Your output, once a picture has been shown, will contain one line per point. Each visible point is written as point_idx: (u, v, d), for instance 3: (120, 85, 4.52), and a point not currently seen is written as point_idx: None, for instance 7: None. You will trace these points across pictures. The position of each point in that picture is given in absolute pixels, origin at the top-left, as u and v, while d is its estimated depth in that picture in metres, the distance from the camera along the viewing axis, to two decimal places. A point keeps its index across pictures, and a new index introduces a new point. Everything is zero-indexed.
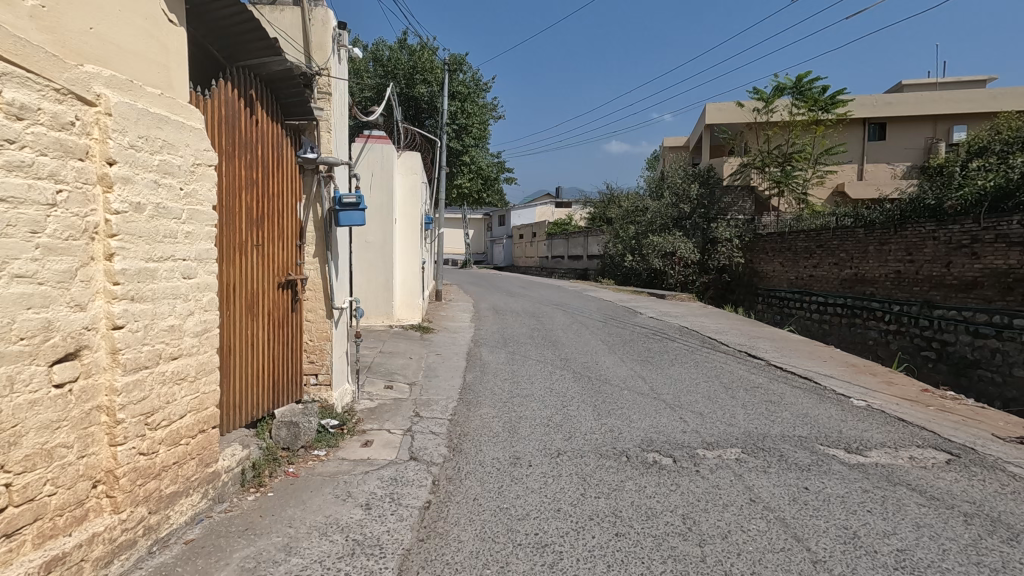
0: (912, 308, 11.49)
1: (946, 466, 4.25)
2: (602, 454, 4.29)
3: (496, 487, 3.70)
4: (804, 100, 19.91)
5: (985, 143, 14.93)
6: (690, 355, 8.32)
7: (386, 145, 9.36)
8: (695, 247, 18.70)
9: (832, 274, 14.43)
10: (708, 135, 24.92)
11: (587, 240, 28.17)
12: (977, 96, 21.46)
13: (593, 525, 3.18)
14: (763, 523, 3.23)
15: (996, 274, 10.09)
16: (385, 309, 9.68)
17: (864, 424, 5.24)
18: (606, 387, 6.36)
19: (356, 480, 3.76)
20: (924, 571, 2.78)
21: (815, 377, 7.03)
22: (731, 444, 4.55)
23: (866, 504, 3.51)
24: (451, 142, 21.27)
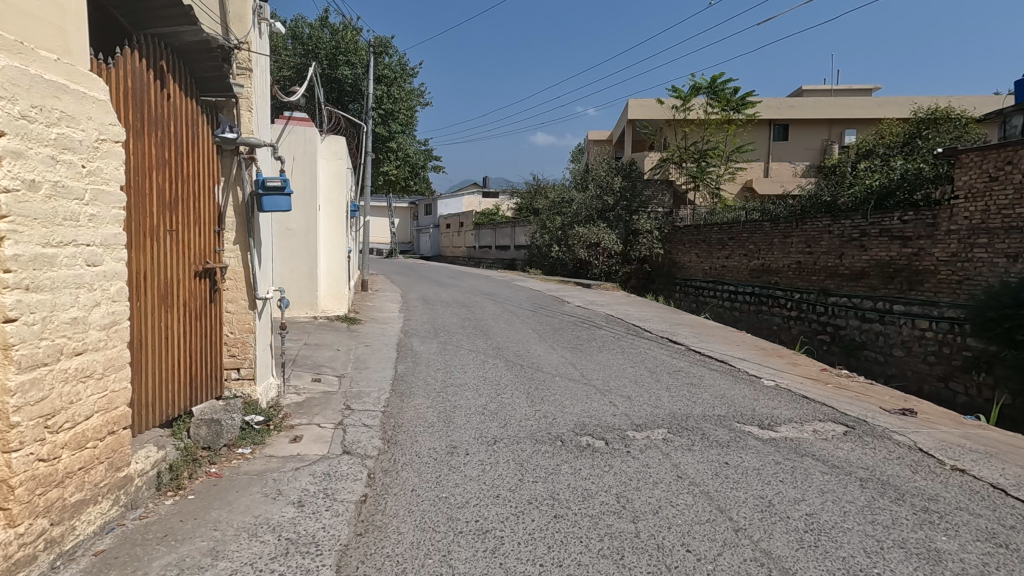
0: (811, 296, 12.56)
1: (844, 437, 4.71)
2: (537, 440, 4.37)
3: (433, 477, 3.67)
4: (718, 100, 21.10)
5: (871, 146, 16.51)
6: (616, 341, 8.64)
7: (308, 128, 8.92)
8: (618, 238, 19.35)
9: (741, 265, 15.43)
10: (630, 130, 25.83)
11: (514, 230, 28.39)
12: (865, 104, 23.65)
13: (532, 509, 3.24)
14: (690, 497, 3.43)
15: (880, 264, 11.26)
16: (309, 299, 9.26)
17: (773, 401, 5.69)
18: (539, 374, 6.48)
19: (286, 478, 3.60)
20: (830, 531, 3.07)
21: (730, 360, 7.53)
22: (658, 425, 4.78)
23: (779, 474, 3.83)
24: (376, 128, 20.66)
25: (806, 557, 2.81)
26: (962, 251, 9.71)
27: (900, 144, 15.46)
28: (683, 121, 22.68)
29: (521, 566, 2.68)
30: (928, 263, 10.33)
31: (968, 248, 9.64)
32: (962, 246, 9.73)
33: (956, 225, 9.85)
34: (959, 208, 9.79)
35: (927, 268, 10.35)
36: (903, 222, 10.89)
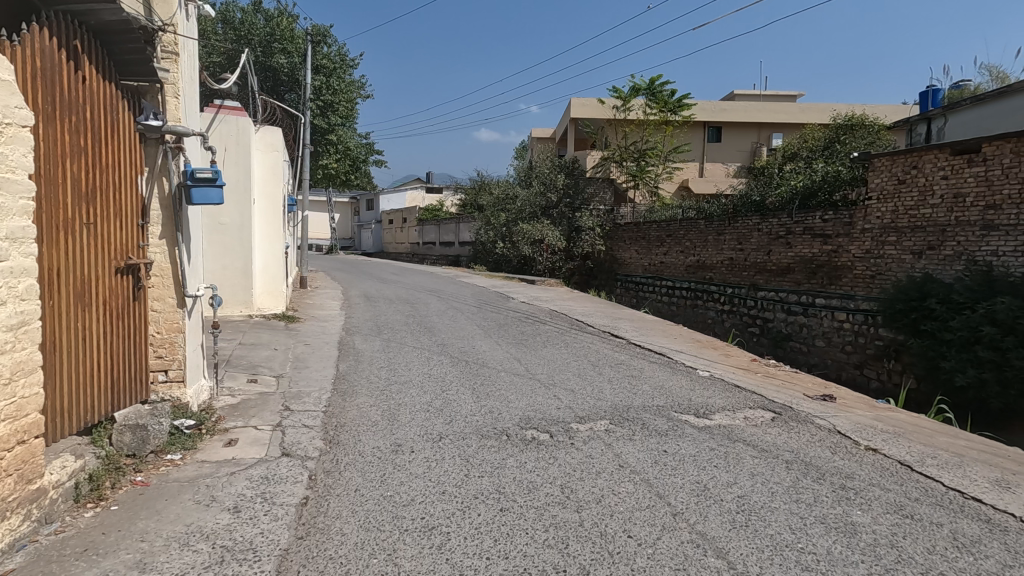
0: (741, 290, 13.21)
1: (771, 422, 5.01)
2: (483, 435, 4.38)
3: (377, 476, 3.61)
4: (656, 101, 21.77)
5: (795, 149, 17.53)
6: (560, 336, 8.78)
7: (242, 117, 8.50)
8: (561, 235, 19.63)
9: (678, 261, 16.02)
10: (573, 128, 26.26)
11: (458, 226, 28.24)
12: (789, 109, 25.09)
13: (478, 503, 3.25)
14: (631, 485, 3.55)
15: (804, 260, 12.00)
16: (243, 297, 8.86)
17: (708, 391, 5.97)
18: (484, 370, 6.49)
19: (220, 483, 3.44)
20: (759, 511, 3.26)
21: (669, 352, 7.82)
22: (601, 416, 4.91)
23: (714, 460, 4.02)
24: (315, 120, 19.99)
25: (738, 537, 2.97)
26: (875, 248, 10.51)
27: (821, 148, 16.50)
28: (623, 120, 23.27)
29: (467, 561, 2.69)
30: (845, 259, 11.12)
31: (879, 245, 10.44)
32: (875, 244, 10.52)
33: (869, 224, 10.64)
34: (872, 208, 10.58)
35: (845, 264, 11.14)
36: (824, 221, 11.64)
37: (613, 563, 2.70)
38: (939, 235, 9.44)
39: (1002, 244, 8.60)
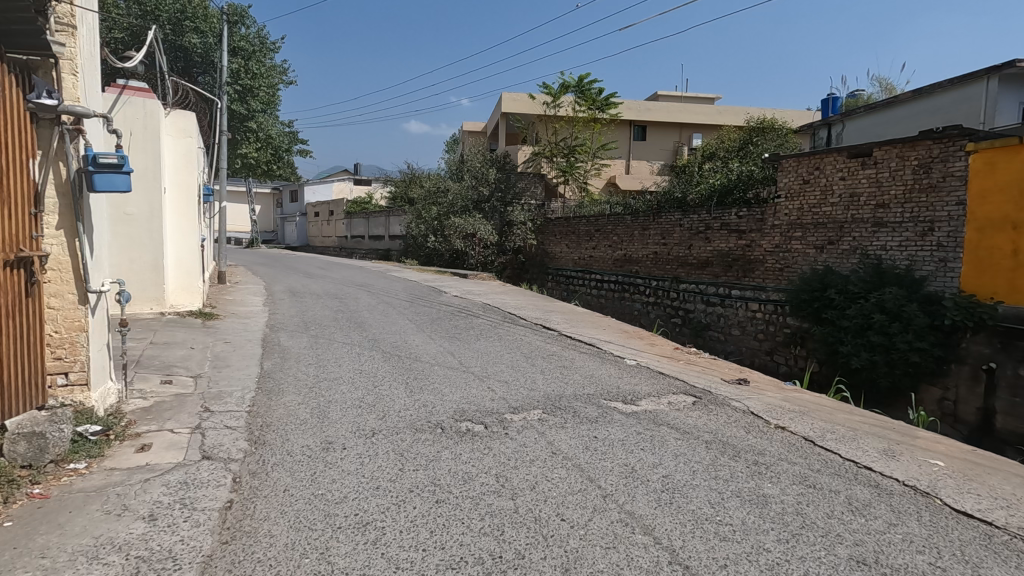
0: (665, 283, 13.84)
1: (692, 406, 5.32)
2: (417, 429, 4.35)
3: (307, 475, 3.51)
4: (584, 99, 22.27)
5: (714, 149, 18.51)
6: (493, 329, 8.83)
7: (149, 99, 7.88)
8: (493, 229, 19.71)
9: (606, 255, 16.55)
10: (504, 122, 26.39)
11: (388, 220, 27.69)
12: (707, 111, 26.49)
13: (414, 496, 3.24)
14: (564, 470, 3.66)
15: (722, 254, 12.74)
16: (154, 293, 8.30)
17: (635, 378, 6.24)
18: (417, 364, 6.43)
19: (133, 491, 3.22)
20: (682, 489, 3.47)
21: (597, 343, 8.08)
22: (533, 406, 5.01)
23: (641, 443, 4.22)
24: (232, 105, 18.87)
25: (663, 514, 3.15)
26: (783, 243, 11.35)
27: (736, 149, 17.54)
28: (553, 117, 23.64)
29: (404, 554, 2.68)
30: (757, 253, 11.93)
31: (787, 240, 11.28)
32: (783, 239, 11.35)
33: (778, 221, 11.47)
34: (781, 206, 11.41)
35: (757, 258, 11.94)
36: (738, 217, 12.40)
37: (548, 546, 2.78)
38: (838, 230, 10.37)
39: (890, 240, 9.55)
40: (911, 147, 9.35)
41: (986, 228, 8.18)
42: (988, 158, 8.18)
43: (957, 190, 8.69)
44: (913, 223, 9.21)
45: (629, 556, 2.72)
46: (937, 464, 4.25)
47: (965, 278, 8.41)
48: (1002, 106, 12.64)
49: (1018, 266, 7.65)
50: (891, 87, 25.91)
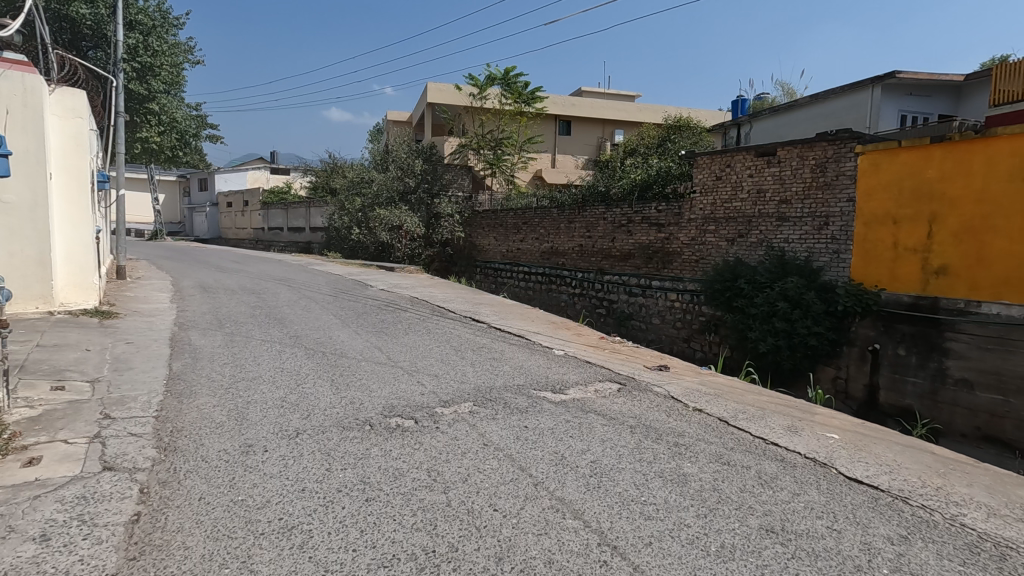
0: (590, 275, 14.26)
1: (618, 392, 5.53)
2: (344, 427, 4.22)
3: (225, 481, 3.30)
4: (511, 92, 22.37)
5: (635, 145, 19.18)
6: (422, 323, 8.71)
7: (30, 75, 7.03)
8: (420, 221, 19.40)
9: (533, 248, 16.75)
10: (430, 113, 25.97)
11: (309, 211, 26.55)
12: (628, 108, 27.43)
13: (342, 496, 3.15)
14: (495, 461, 3.69)
15: (643, 247, 13.27)
16: (40, 290, 7.51)
17: (563, 368, 6.39)
18: (343, 360, 6.23)
19: (20, 510, 2.89)
20: (609, 473, 3.60)
21: (526, 334, 8.18)
22: (464, 399, 5.00)
23: (569, 431, 4.33)
24: (129, 85, 17.27)
25: (592, 497, 3.26)
26: (698, 236, 11.99)
27: (655, 146, 18.27)
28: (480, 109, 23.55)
29: (333, 556, 2.60)
30: (675, 246, 12.52)
31: (702, 233, 11.93)
32: (698, 232, 11.99)
33: (694, 215, 12.08)
34: (696, 201, 12.03)
35: (675, 250, 12.54)
36: (658, 211, 12.94)
37: (481, 537, 2.79)
38: (747, 224, 11.08)
39: (792, 233, 10.33)
40: (809, 148, 10.12)
41: (871, 222, 9.06)
42: (873, 159, 9.08)
43: (847, 189, 9.53)
44: (812, 218, 10.01)
45: (560, 541, 2.78)
46: (832, 437, 4.68)
47: (854, 268, 9.29)
48: (884, 112, 14.03)
49: (898, 257, 8.60)
50: (790, 90, 27.95)
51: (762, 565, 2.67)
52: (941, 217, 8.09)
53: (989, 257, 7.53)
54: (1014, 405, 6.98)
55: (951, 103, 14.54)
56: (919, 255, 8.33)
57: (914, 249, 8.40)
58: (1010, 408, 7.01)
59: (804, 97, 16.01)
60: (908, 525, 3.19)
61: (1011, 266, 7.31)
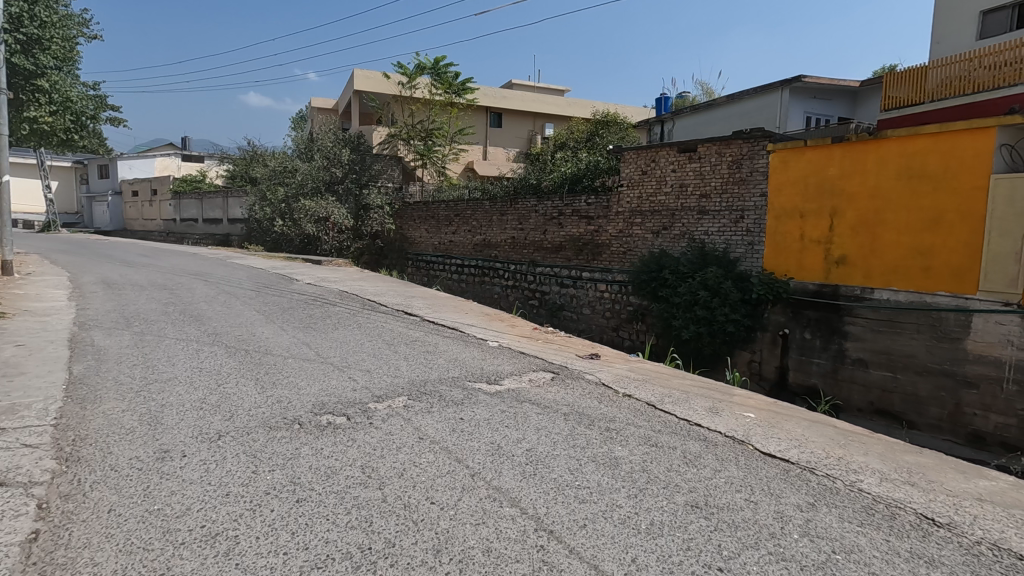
0: (522, 267, 14.41)
1: (552, 381, 5.64)
2: (271, 427, 4.04)
3: (138, 491, 3.07)
4: (441, 82, 22.04)
5: (565, 139, 19.48)
6: (353, 317, 8.48)
7: None
8: (348, 212, 18.74)
9: (466, 240, 16.68)
10: (357, 100, 25.11)
11: (227, 202, 25.07)
12: (558, 102, 27.83)
13: (271, 499, 3.02)
14: (431, 454, 3.66)
15: (574, 239, 13.54)
16: None
17: (497, 359, 6.43)
18: (268, 358, 5.95)
19: None
20: (544, 460, 3.68)
21: (461, 327, 8.15)
22: (398, 393, 4.92)
23: (505, 421, 4.37)
24: (13, 58, 15.49)
25: (528, 485, 3.31)
26: (626, 229, 12.39)
27: (584, 140, 18.64)
28: (409, 98, 23.06)
29: (261, 561, 2.49)
30: (604, 238, 12.87)
31: (629, 226, 12.35)
32: (626, 225, 12.39)
33: (621, 208, 12.46)
34: (623, 194, 12.41)
35: (604, 242, 12.89)
36: (587, 204, 13.23)
37: (418, 530, 2.77)
38: (670, 217, 11.59)
39: (711, 226, 10.90)
40: (726, 145, 10.68)
41: (781, 216, 9.71)
42: (783, 156, 9.72)
43: (760, 185, 10.17)
44: (729, 211, 10.60)
45: (497, 530, 2.81)
46: (748, 416, 5.02)
47: (766, 258, 9.94)
48: (792, 113, 15.08)
49: (805, 248, 9.29)
50: (709, 90, 29.34)
51: (688, 539, 2.83)
52: (841, 211, 8.81)
53: (881, 248, 8.29)
54: (901, 380, 7.79)
55: (850, 106, 15.78)
56: (823, 247, 9.03)
57: (818, 241, 9.11)
58: (898, 383, 7.81)
59: (721, 96, 16.88)
60: (814, 493, 3.48)
61: (899, 256, 8.07)
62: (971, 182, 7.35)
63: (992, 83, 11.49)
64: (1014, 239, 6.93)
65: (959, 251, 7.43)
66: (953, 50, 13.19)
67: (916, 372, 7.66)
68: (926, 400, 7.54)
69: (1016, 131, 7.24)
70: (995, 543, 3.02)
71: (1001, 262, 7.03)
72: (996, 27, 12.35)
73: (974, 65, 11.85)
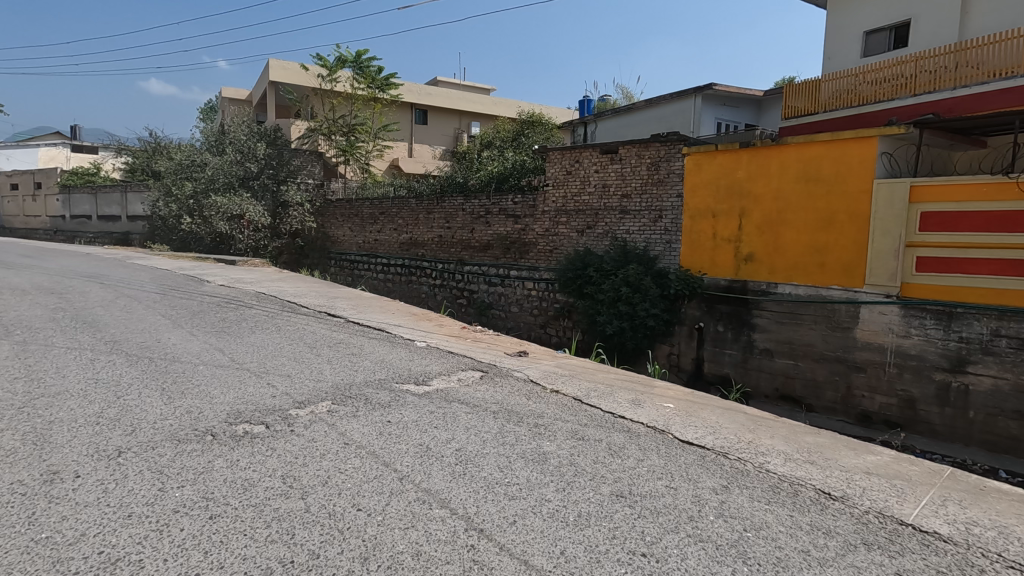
0: (450, 265, 14.31)
1: (481, 380, 5.65)
2: (179, 440, 3.76)
3: (21, 519, 2.75)
4: (363, 76, 21.47)
5: (491, 138, 19.52)
6: (270, 320, 8.06)
7: None
8: (265, 210, 17.78)
9: (391, 239, 16.31)
10: (273, 92, 23.88)
11: (126, 197, 23.06)
12: (484, 101, 27.92)
13: (181, 517, 2.80)
14: (357, 460, 3.56)
15: (501, 238, 13.55)
16: None
17: (425, 359, 6.35)
18: (176, 366, 5.52)
19: None
20: (474, 459, 3.67)
21: (387, 327, 7.96)
22: (322, 398, 4.73)
23: (434, 422, 4.32)
24: None
25: (457, 485, 3.29)
26: (552, 228, 12.62)
27: (510, 139, 18.78)
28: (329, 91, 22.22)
29: None
30: (531, 237, 13.01)
31: (555, 225, 12.58)
32: (552, 224, 12.62)
33: (547, 207, 12.68)
34: (549, 194, 12.63)
35: (531, 240, 13.03)
36: (514, 203, 13.30)
37: (344, 539, 2.68)
38: (594, 217, 11.93)
39: (632, 225, 11.33)
40: (645, 147, 11.12)
41: (696, 216, 10.25)
42: (697, 160, 10.26)
43: (676, 186, 10.68)
44: (648, 211, 11.06)
45: (427, 532, 2.78)
46: (668, 406, 5.28)
47: (683, 256, 10.46)
48: (704, 119, 15.99)
49: (717, 247, 9.87)
50: (628, 94, 30.49)
51: (614, 528, 2.92)
52: (748, 212, 9.43)
53: (783, 246, 8.96)
54: (801, 367, 8.48)
55: (756, 114, 16.91)
56: (733, 245, 9.64)
57: (729, 239, 9.71)
58: (799, 369, 8.50)
59: (640, 100, 17.57)
60: (728, 476, 3.71)
61: (799, 253, 8.76)
62: (858, 186, 8.11)
63: (874, 98, 12.74)
64: (894, 237, 7.73)
65: (849, 249, 8.18)
66: (842, 66, 14.49)
67: (814, 359, 8.36)
68: (822, 384, 8.26)
69: (894, 141, 8.06)
70: (880, 511, 3.36)
71: (883, 258, 7.81)
72: (877, 47, 13.69)
73: (859, 80, 13.05)
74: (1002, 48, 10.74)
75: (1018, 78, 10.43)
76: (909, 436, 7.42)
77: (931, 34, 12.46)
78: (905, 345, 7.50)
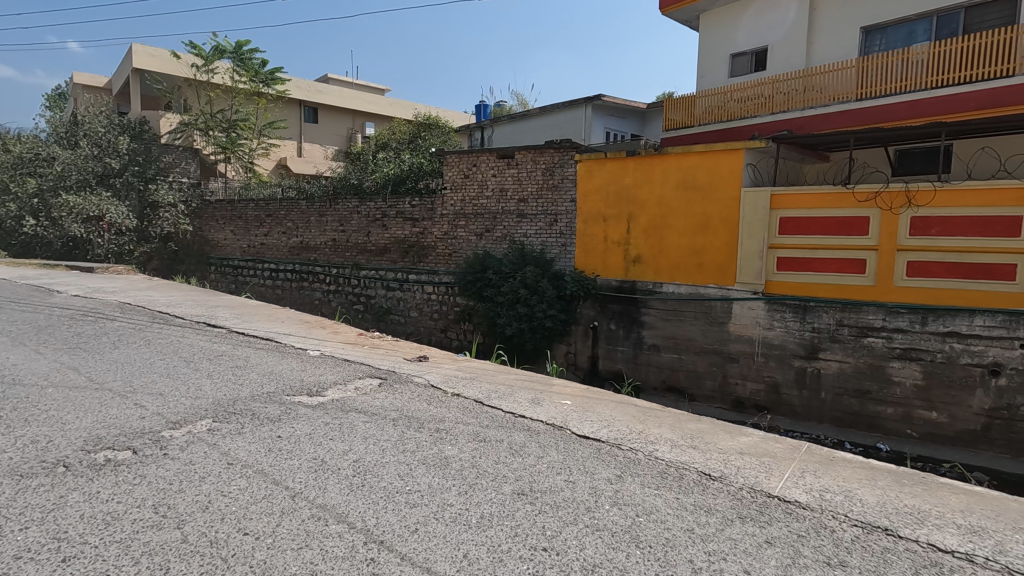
0: (346, 270, 13.81)
1: (379, 388, 5.48)
2: (22, 475, 3.24)
3: None
4: (244, 69, 20.09)
5: (387, 139, 19.08)
6: (139, 333, 7.24)
7: None
8: (130, 211, 15.96)
9: (280, 242, 15.34)
10: (137, 80, 21.51)
11: None
12: (379, 101, 27.23)
13: (24, 564, 2.43)
14: (243, 480, 3.30)
15: (399, 242, 13.27)
16: None
17: (319, 369, 6.04)
18: (15, 390, 4.76)
19: None
20: (372, 469, 3.55)
21: (276, 337, 7.47)
22: (201, 416, 4.33)
23: (330, 434, 4.13)
24: None
25: (355, 498, 3.17)
26: (451, 231, 12.57)
27: (406, 141, 18.47)
28: (206, 83, 20.49)
29: None
30: (430, 240, 12.87)
31: (453, 228, 12.55)
32: (450, 227, 12.58)
33: (446, 210, 12.61)
34: (447, 198, 12.57)
35: (429, 244, 12.90)
36: (412, 206, 13.07)
37: (228, 568, 2.47)
38: (492, 220, 12.05)
39: (529, 228, 11.60)
40: (540, 153, 11.44)
41: (588, 219, 10.73)
42: (588, 166, 10.74)
43: (570, 191, 11.10)
44: (544, 215, 11.40)
45: (323, 550, 2.64)
46: (566, 403, 5.45)
47: (577, 258, 10.90)
48: (595, 127, 16.78)
49: (608, 249, 10.40)
50: (524, 102, 31.27)
51: (515, 526, 2.97)
52: (635, 216, 10.04)
53: (667, 248, 9.63)
54: (684, 360, 9.16)
55: (640, 124, 18.04)
56: (622, 248, 10.21)
57: (618, 242, 10.27)
58: (682, 362, 9.18)
59: (534, 108, 18.06)
60: (621, 466, 3.92)
61: (679, 255, 9.46)
62: (729, 193, 8.93)
63: (740, 114, 14.13)
64: (758, 240, 8.60)
65: (721, 250, 8.99)
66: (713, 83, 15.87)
67: (695, 352, 9.07)
68: (702, 375, 8.98)
69: (757, 154, 8.99)
70: (752, 486, 3.72)
71: (750, 259, 8.67)
72: (742, 69, 15.17)
73: (727, 97, 14.41)
74: (839, 76, 12.40)
75: (851, 103, 12.14)
76: (774, 417, 8.30)
77: (785, 60, 14.06)
78: (770, 336, 8.38)
